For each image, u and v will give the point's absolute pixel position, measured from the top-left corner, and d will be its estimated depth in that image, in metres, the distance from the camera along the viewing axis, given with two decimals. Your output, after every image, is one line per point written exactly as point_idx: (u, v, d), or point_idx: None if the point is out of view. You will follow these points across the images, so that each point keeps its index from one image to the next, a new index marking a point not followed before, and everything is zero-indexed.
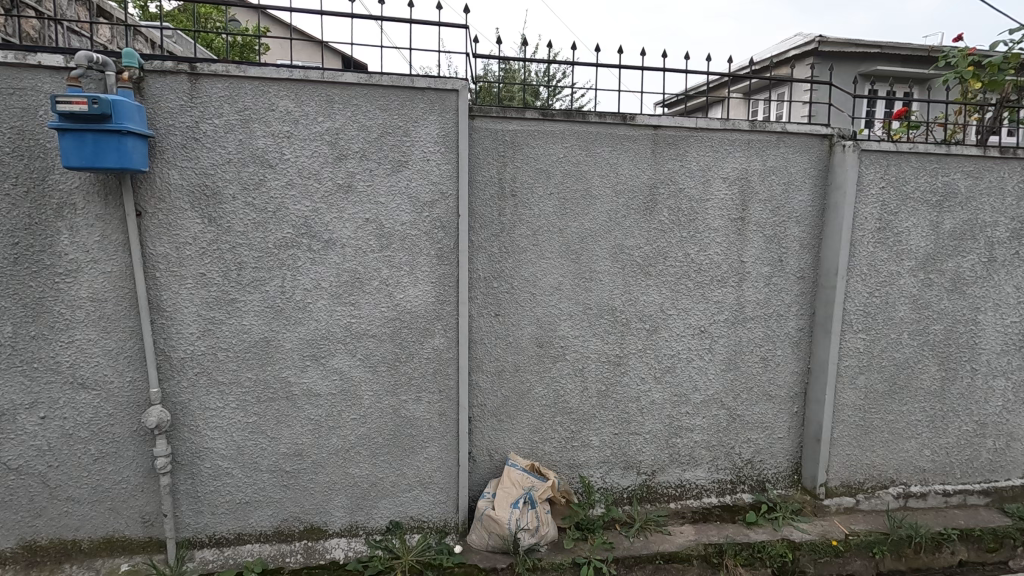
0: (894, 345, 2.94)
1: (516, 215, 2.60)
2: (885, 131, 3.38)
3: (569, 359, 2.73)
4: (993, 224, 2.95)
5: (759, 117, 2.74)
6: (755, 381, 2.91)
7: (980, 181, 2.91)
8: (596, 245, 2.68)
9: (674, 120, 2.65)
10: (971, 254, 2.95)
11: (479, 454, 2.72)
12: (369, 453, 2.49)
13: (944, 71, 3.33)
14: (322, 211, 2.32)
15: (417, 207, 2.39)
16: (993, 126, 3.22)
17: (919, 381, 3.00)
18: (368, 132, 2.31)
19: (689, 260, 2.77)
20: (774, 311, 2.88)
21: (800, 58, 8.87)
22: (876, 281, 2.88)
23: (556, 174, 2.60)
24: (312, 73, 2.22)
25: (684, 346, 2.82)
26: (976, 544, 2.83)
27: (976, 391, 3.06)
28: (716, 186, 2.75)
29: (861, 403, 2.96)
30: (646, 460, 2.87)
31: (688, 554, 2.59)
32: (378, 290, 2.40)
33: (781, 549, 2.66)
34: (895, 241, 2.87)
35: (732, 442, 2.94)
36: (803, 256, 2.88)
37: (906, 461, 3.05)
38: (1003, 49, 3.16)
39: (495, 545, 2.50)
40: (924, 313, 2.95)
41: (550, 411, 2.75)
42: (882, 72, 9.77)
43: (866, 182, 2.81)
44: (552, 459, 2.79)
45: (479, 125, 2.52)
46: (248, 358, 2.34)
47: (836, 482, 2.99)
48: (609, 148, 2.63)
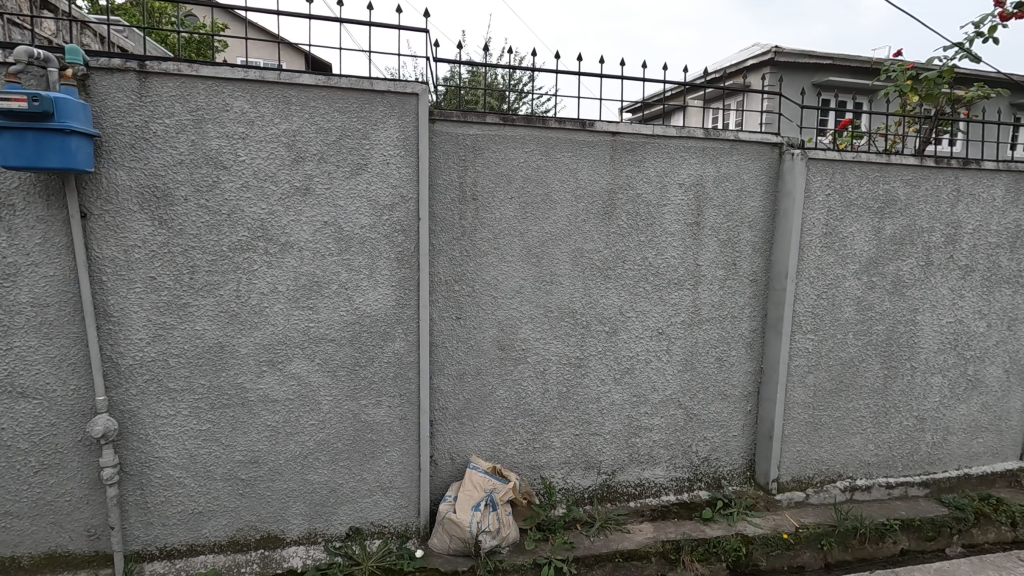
0: (840, 345, 3.08)
1: (477, 218, 2.61)
2: (832, 139, 3.54)
3: (530, 362, 2.76)
4: (930, 230, 3.13)
5: (713, 125, 2.83)
6: (710, 381, 3.00)
7: (918, 189, 3.08)
8: (556, 248, 2.71)
9: (633, 126, 2.71)
10: (910, 258, 3.11)
11: (441, 458, 2.72)
12: (328, 459, 2.46)
13: (886, 85, 3.52)
14: (279, 214, 2.28)
15: (377, 210, 2.38)
16: (930, 137, 3.42)
17: (863, 379, 3.14)
18: (326, 135, 2.29)
19: (647, 263, 2.84)
20: (728, 313, 2.98)
21: (757, 68, 9.18)
22: (823, 284, 3.01)
23: (517, 179, 2.63)
24: (268, 74, 2.19)
25: (643, 348, 2.89)
26: (916, 533, 2.98)
27: (915, 387, 3.23)
28: (673, 192, 2.83)
29: (810, 401, 3.08)
30: (607, 460, 2.92)
31: (647, 552, 2.64)
32: (337, 294, 2.38)
33: (735, 543, 2.74)
34: (840, 246, 3.01)
35: (690, 441, 3.02)
36: (755, 259, 2.99)
37: (852, 456, 3.19)
38: (938, 65, 3.35)
39: (457, 548, 2.50)
40: (868, 314, 3.09)
41: (512, 414, 2.77)
42: (833, 83, 10.21)
43: (814, 189, 2.94)
44: (514, 461, 2.81)
45: (439, 129, 2.53)
46: (202, 364, 2.28)
47: (788, 477, 3.10)
48: (569, 153, 2.68)
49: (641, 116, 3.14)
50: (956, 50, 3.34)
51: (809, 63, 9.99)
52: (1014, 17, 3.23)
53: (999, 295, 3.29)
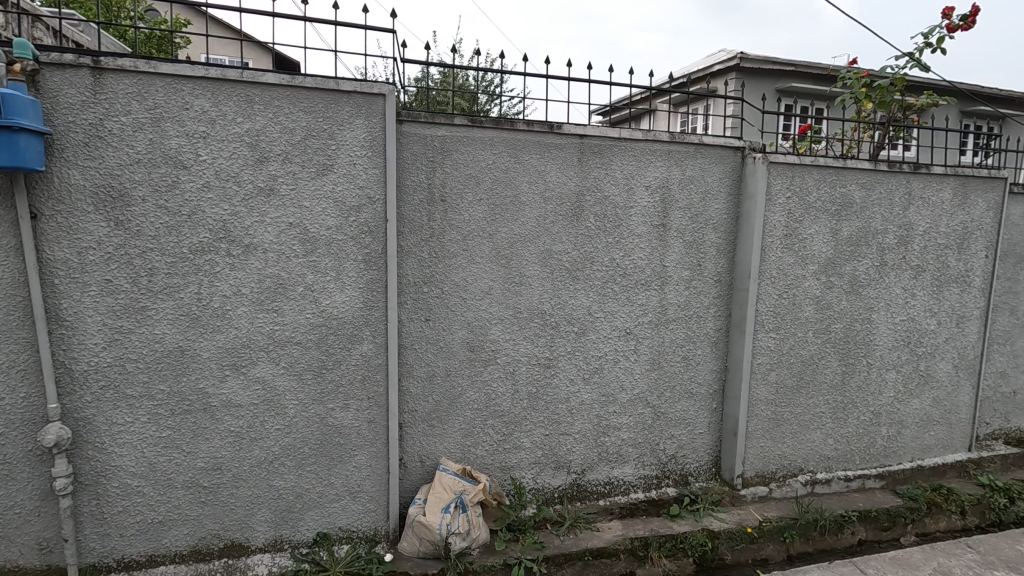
0: (801, 343, 3.18)
1: (446, 220, 2.61)
2: (791, 144, 3.66)
3: (500, 363, 2.76)
4: (884, 231, 3.25)
5: (678, 129, 2.89)
6: (677, 379, 3.06)
7: (873, 192, 3.20)
8: (525, 250, 2.73)
9: (600, 129, 2.75)
10: (866, 258, 3.23)
11: (410, 460, 2.70)
12: (295, 464, 2.42)
13: (842, 92, 3.65)
14: (241, 215, 2.24)
15: (343, 212, 2.36)
16: (883, 143, 3.56)
17: (823, 375, 3.25)
18: (290, 135, 2.26)
19: (615, 264, 2.88)
20: (694, 313, 3.04)
21: (724, 73, 9.41)
22: (784, 284, 3.10)
23: (485, 181, 2.63)
24: (230, 72, 2.15)
25: (611, 348, 2.92)
26: (872, 524, 3.10)
27: (872, 383, 3.35)
28: (639, 194, 2.88)
29: (773, 398, 3.17)
30: (576, 459, 2.95)
31: (615, 549, 2.68)
32: (303, 296, 2.35)
33: (701, 538, 2.80)
34: (800, 247, 3.10)
35: (657, 439, 3.07)
36: (719, 260, 3.06)
37: (813, 450, 3.30)
38: (891, 74, 3.49)
39: (426, 551, 2.48)
40: (827, 313, 3.20)
41: (481, 415, 2.77)
42: (796, 89, 10.52)
43: (775, 191, 3.02)
44: (484, 463, 2.81)
45: (407, 130, 2.51)
46: (161, 369, 2.22)
47: (752, 473, 3.19)
48: (537, 155, 2.70)
49: (609, 119, 3.18)
50: (907, 59, 3.49)
51: (772, 69, 10.28)
52: (960, 29, 3.39)
53: (948, 294, 3.44)
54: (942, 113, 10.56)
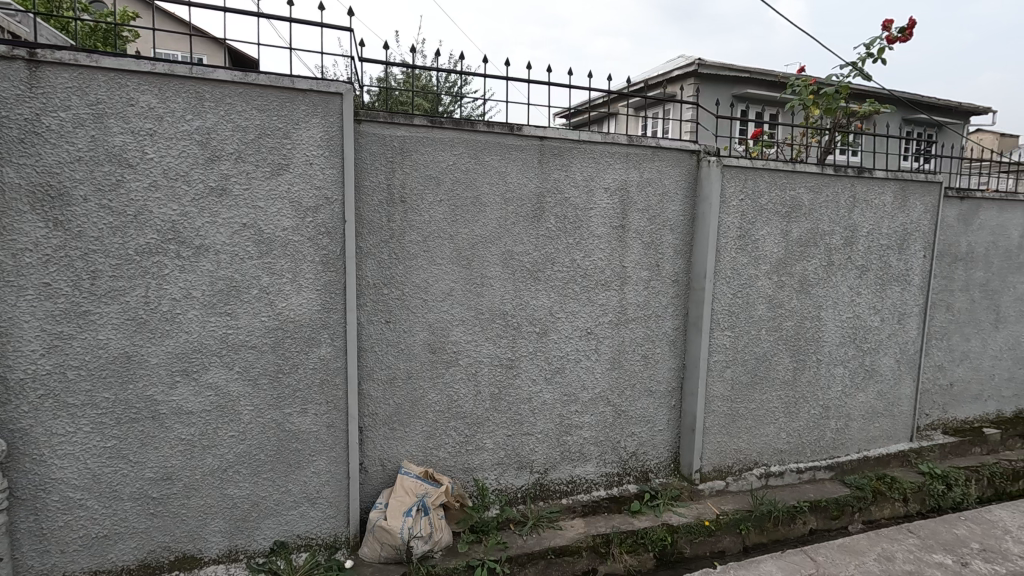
0: (755, 340, 3.28)
1: (406, 221, 2.59)
2: (744, 148, 3.78)
3: (462, 365, 2.76)
4: (831, 233, 3.40)
5: (635, 132, 2.95)
6: (637, 378, 3.12)
7: (820, 195, 3.34)
8: (486, 251, 2.73)
9: (559, 132, 2.78)
10: (814, 258, 3.37)
11: (371, 464, 2.66)
12: (250, 472, 2.36)
13: (792, 98, 3.80)
14: (191, 215, 2.17)
15: (299, 213, 2.31)
16: (829, 147, 3.73)
17: (775, 371, 3.36)
18: (243, 133, 2.20)
19: (575, 265, 2.91)
20: (653, 312, 3.11)
21: (682, 78, 9.66)
22: (738, 284, 3.20)
23: (446, 181, 2.63)
24: (179, 68, 2.07)
25: (572, 348, 2.96)
26: (822, 513, 3.23)
27: (821, 378, 3.49)
28: (599, 196, 2.92)
29: (729, 394, 3.26)
30: (539, 459, 2.97)
31: (578, 547, 2.71)
32: (258, 299, 2.29)
33: (661, 533, 2.86)
34: (753, 247, 3.21)
35: (618, 437, 3.12)
36: (677, 261, 3.13)
37: (767, 444, 3.41)
38: (836, 82, 3.66)
39: (388, 556, 2.46)
40: (778, 311, 3.32)
41: (444, 417, 2.76)
42: (751, 95, 10.87)
43: (729, 194, 3.12)
44: (446, 465, 2.80)
45: (366, 130, 2.48)
46: (105, 376, 2.12)
47: (709, 467, 3.27)
48: (498, 156, 2.70)
49: (571, 122, 3.21)
50: (851, 68, 3.66)
51: (728, 75, 10.61)
52: (898, 40, 3.57)
53: (890, 292, 3.62)
54: (885, 121, 11.11)
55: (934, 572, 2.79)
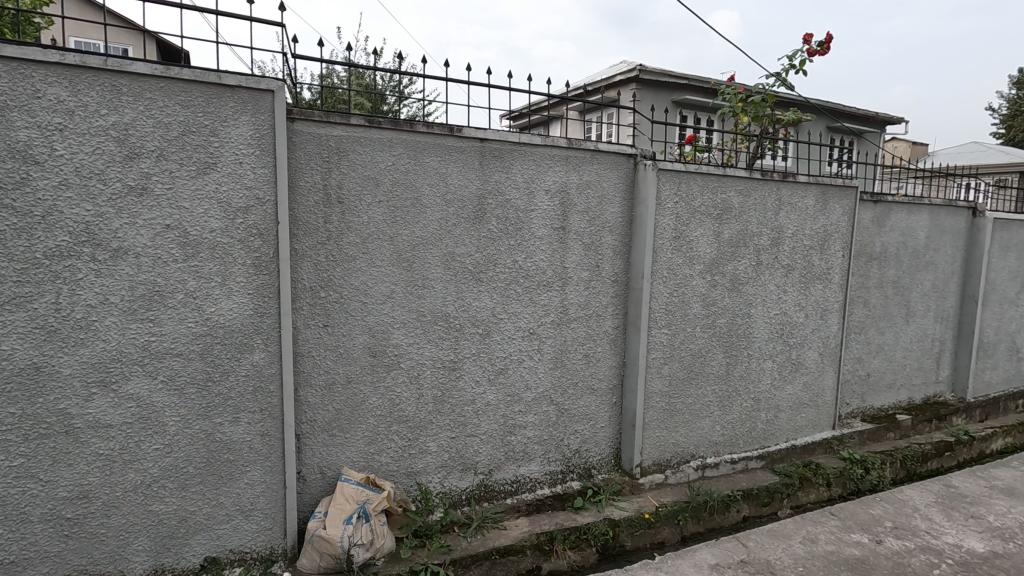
0: (690, 337, 3.41)
1: (344, 222, 2.53)
2: (680, 153, 3.92)
3: (404, 368, 2.72)
4: (759, 234, 3.58)
5: (574, 136, 3.01)
6: (579, 377, 3.18)
7: (749, 198, 3.51)
8: (427, 252, 2.71)
9: (500, 134, 2.79)
10: (744, 258, 3.54)
11: (310, 473, 2.59)
12: (177, 486, 2.24)
13: (722, 106, 3.99)
14: (108, 216, 2.04)
15: (229, 214, 2.22)
16: (758, 153, 3.93)
17: (710, 367, 3.51)
18: (165, 130, 2.09)
19: (517, 267, 2.93)
20: (593, 312, 3.18)
21: (624, 84, 9.94)
22: (674, 283, 3.32)
23: (384, 182, 2.59)
24: (92, 59, 1.95)
25: (515, 349, 2.98)
26: (754, 501, 3.40)
27: (752, 372, 3.67)
28: (539, 198, 2.95)
29: (667, 389, 3.37)
30: (483, 460, 2.97)
31: (522, 546, 2.73)
32: (184, 304, 2.18)
33: (603, 528, 2.92)
34: (687, 248, 3.34)
35: (561, 435, 3.17)
36: (615, 262, 3.22)
37: (703, 437, 3.55)
38: (762, 90, 3.87)
39: (327, 566, 2.40)
40: (712, 309, 3.47)
41: (385, 421, 2.71)
42: (690, 101, 11.31)
43: (664, 197, 3.22)
44: (389, 470, 2.76)
45: (300, 129, 2.41)
46: (10, 390, 1.96)
47: (649, 462, 3.37)
48: (438, 157, 2.69)
49: (513, 125, 3.24)
50: (775, 78, 3.87)
51: (667, 82, 10.99)
52: (817, 53, 3.80)
53: (813, 290, 3.85)
54: (811, 128, 11.82)
55: (853, 550, 2.98)
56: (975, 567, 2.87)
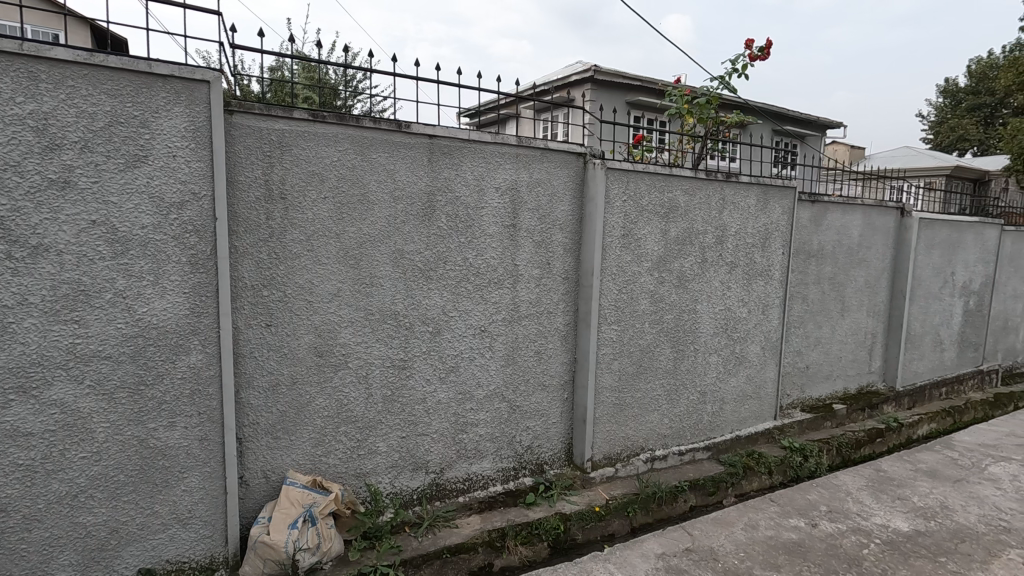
0: (639, 333, 3.49)
1: (287, 219, 2.46)
2: (629, 153, 4.02)
3: (352, 367, 2.67)
4: (704, 232, 3.69)
5: (524, 134, 3.02)
6: (531, 373, 3.21)
7: (694, 197, 3.61)
8: (375, 250, 2.67)
9: (448, 130, 2.77)
10: (690, 256, 3.65)
11: (253, 477, 2.51)
12: (108, 495, 2.13)
13: (669, 107, 4.10)
14: (26, 211, 1.91)
15: (162, 209, 2.12)
16: (702, 153, 4.06)
17: (658, 362, 3.60)
18: (90, 120, 1.98)
19: (468, 264, 2.92)
20: (544, 309, 3.21)
21: (580, 84, 10.07)
22: (623, 280, 3.39)
23: (330, 178, 2.53)
24: (6, 42, 1.82)
25: (466, 346, 2.97)
26: (700, 491, 3.51)
27: (698, 366, 3.79)
28: (490, 195, 2.96)
29: (616, 384, 3.44)
30: (434, 459, 2.95)
31: (473, 543, 2.74)
32: (113, 304, 2.07)
33: (554, 522, 2.96)
34: (636, 246, 3.41)
35: (514, 431, 3.19)
36: (566, 259, 3.26)
37: (652, 430, 3.64)
38: (706, 93, 4.00)
39: (271, 573, 2.33)
40: (660, 306, 3.56)
41: (333, 422, 2.66)
42: (643, 101, 11.56)
43: (613, 195, 3.28)
44: (337, 472, 2.70)
45: (238, 121, 2.33)
46: None
47: (600, 456, 3.43)
48: (386, 153, 2.65)
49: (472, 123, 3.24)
50: (719, 81, 4.01)
51: (622, 83, 11.21)
52: (758, 59, 3.95)
53: (755, 286, 4.00)
54: (757, 131, 12.30)
55: (791, 534, 3.12)
56: (900, 545, 3.05)
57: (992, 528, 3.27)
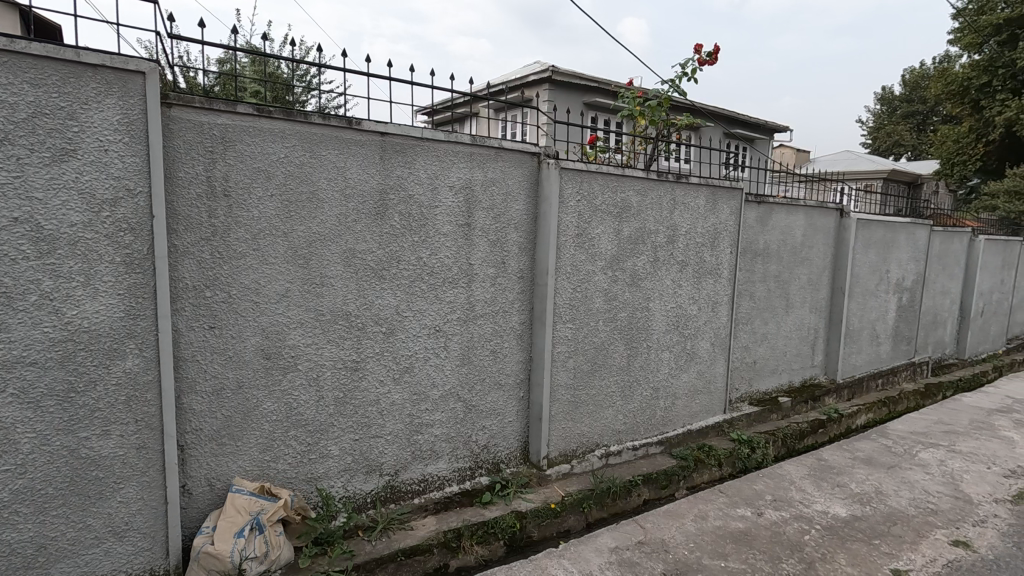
0: (593, 331, 3.54)
1: (231, 217, 2.37)
2: (583, 153, 4.08)
3: (302, 369, 2.60)
4: (656, 232, 3.78)
5: (478, 133, 3.01)
6: (487, 372, 3.21)
7: (646, 198, 3.69)
8: (325, 249, 2.60)
9: (401, 128, 2.73)
10: (643, 255, 3.72)
11: (196, 486, 2.41)
12: (34, 510, 2.00)
13: (622, 109, 4.18)
14: None
15: (93, 207, 2.01)
16: (653, 155, 4.16)
17: (612, 359, 3.66)
18: (11, 111, 1.86)
19: (421, 263, 2.89)
20: (500, 308, 3.21)
21: (538, 83, 10.15)
22: (577, 279, 3.43)
23: (276, 175, 2.45)
24: None
25: (421, 347, 2.94)
26: (653, 484, 3.60)
27: (650, 362, 3.88)
28: (443, 194, 2.93)
29: (572, 382, 3.48)
30: (388, 461, 2.91)
31: (428, 545, 2.72)
32: (39, 306, 1.95)
33: (510, 520, 2.98)
34: (590, 245, 3.45)
35: (469, 431, 3.18)
36: (521, 258, 3.27)
37: (607, 426, 3.70)
38: (658, 95, 4.10)
39: None
40: (614, 304, 3.62)
41: (282, 426, 2.58)
42: (599, 103, 11.75)
43: (567, 195, 3.31)
44: (286, 477, 2.63)
45: (177, 115, 2.23)
46: None
47: (556, 453, 3.47)
48: (336, 151, 2.59)
49: (430, 123, 3.21)
50: (670, 84, 4.11)
51: (579, 84, 11.35)
52: (707, 63, 4.07)
53: (705, 284, 4.13)
54: (709, 133, 12.70)
55: (738, 523, 3.23)
56: (838, 530, 3.21)
57: (921, 510, 3.48)
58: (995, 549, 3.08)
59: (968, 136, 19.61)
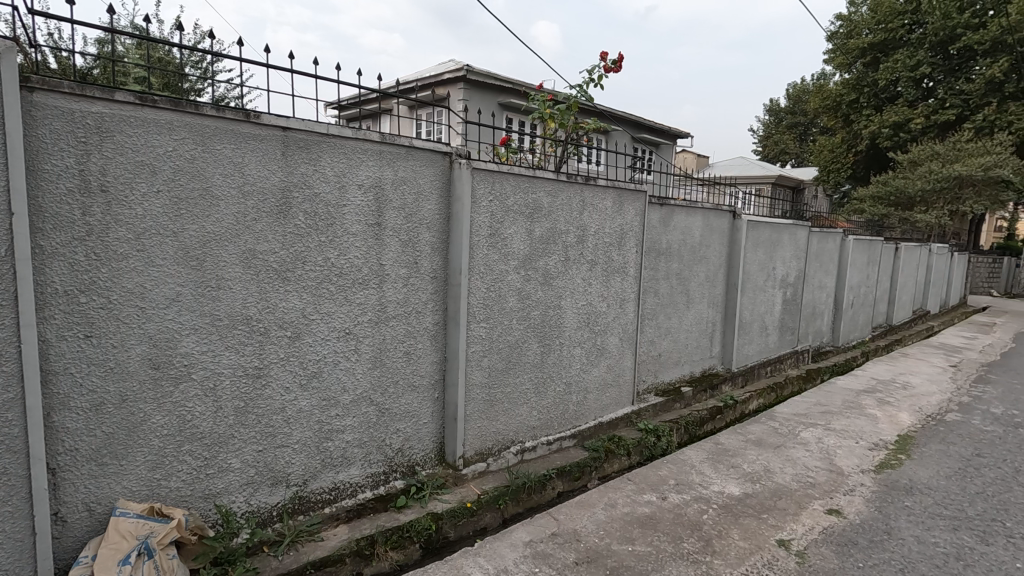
0: (507, 329, 3.59)
1: (109, 215, 2.16)
2: (496, 154, 4.13)
3: (196, 379, 2.42)
4: (567, 232, 3.89)
5: (388, 130, 2.95)
6: (400, 374, 3.16)
7: (557, 198, 3.79)
8: (221, 250, 2.44)
9: (304, 123, 2.62)
10: (554, 254, 3.83)
11: (72, 512, 2.18)
12: None
13: (533, 111, 4.28)
14: None
15: None
16: (563, 156, 4.29)
17: (526, 356, 3.73)
18: None
19: (329, 264, 2.79)
20: (412, 309, 3.17)
21: (453, 83, 10.15)
22: (490, 279, 3.46)
23: (163, 170, 2.26)
24: None
25: (330, 350, 2.83)
26: (565, 476, 3.72)
27: (563, 359, 4.00)
28: (351, 194, 2.84)
29: (487, 381, 3.51)
30: (296, 471, 2.78)
31: (340, 555, 2.64)
32: None
33: (426, 523, 2.96)
34: (502, 245, 3.50)
35: (383, 435, 3.11)
36: (433, 258, 3.25)
37: (521, 423, 3.76)
38: (566, 99, 4.24)
39: None
40: (526, 302, 3.69)
41: (174, 441, 2.39)
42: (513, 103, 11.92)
43: (479, 195, 3.33)
44: (180, 496, 2.44)
45: (42, 101, 1.99)
46: None
47: (472, 452, 3.48)
48: (232, 145, 2.43)
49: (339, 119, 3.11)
50: (578, 89, 4.26)
51: (493, 84, 11.49)
52: (612, 70, 4.25)
53: (613, 282, 4.31)
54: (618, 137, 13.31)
55: (644, 509, 3.42)
56: (732, 508, 3.48)
57: (802, 484, 3.86)
58: (861, 514, 3.48)
59: (840, 147, 21.99)
